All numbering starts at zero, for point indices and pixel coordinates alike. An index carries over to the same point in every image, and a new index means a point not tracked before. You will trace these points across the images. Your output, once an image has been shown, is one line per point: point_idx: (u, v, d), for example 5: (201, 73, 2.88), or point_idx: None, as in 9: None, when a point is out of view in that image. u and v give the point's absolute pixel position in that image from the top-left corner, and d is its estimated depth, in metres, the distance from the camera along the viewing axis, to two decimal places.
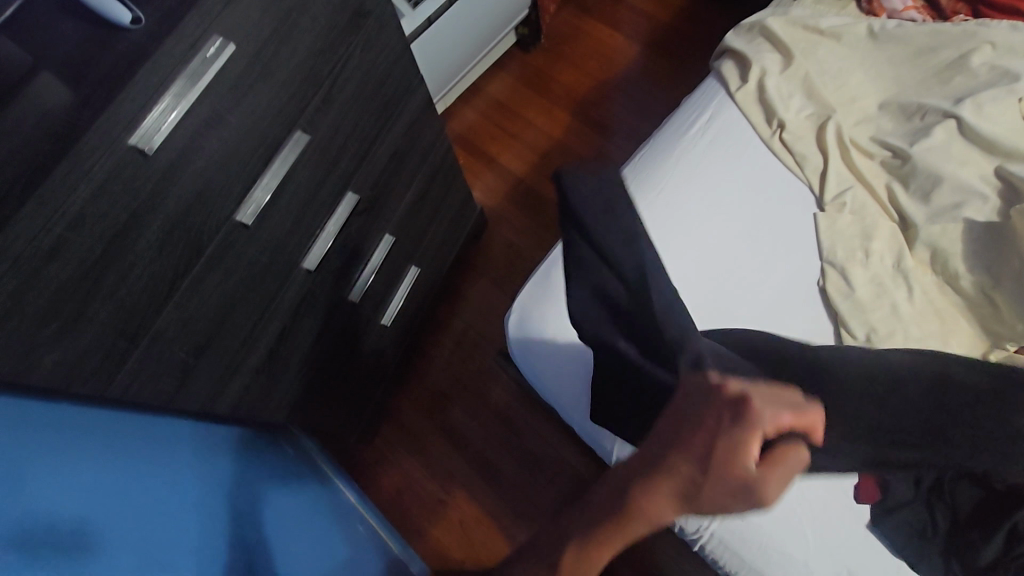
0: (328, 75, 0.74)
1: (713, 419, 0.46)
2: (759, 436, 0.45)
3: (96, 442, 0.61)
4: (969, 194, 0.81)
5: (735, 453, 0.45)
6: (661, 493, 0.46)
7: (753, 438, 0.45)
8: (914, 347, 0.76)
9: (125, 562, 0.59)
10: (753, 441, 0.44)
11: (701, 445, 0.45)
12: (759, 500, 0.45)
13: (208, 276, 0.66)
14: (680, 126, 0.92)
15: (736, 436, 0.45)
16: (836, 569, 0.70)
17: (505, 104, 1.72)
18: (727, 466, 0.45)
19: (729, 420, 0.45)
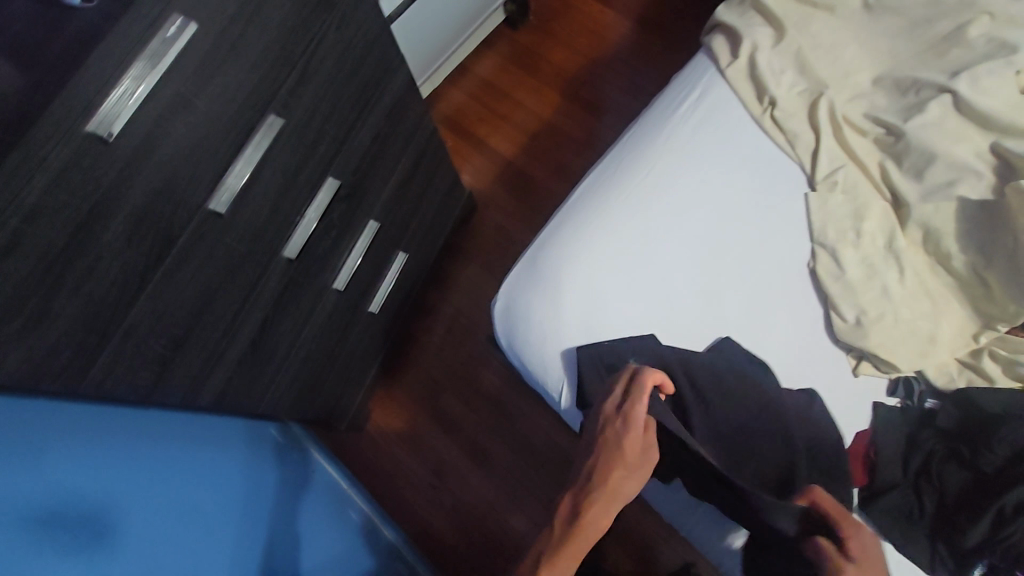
0: (302, 55, 0.71)
1: (612, 433, 0.67)
2: (635, 419, 0.67)
3: (100, 437, 0.65)
4: (964, 170, 0.79)
5: (630, 449, 0.66)
6: (599, 502, 0.65)
7: (631, 425, 0.67)
8: (904, 329, 0.76)
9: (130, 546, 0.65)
10: (632, 425, 0.66)
11: (604, 447, 0.67)
12: (650, 460, 0.67)
13: (182, 267, 0.64)
14: (669, 105, 0.90)
15: (620, 429, 0.67)
16: None
17: (493, 84, 1.68)
18: (623, 453, 0.66)
19: (619, 426, 0.67)
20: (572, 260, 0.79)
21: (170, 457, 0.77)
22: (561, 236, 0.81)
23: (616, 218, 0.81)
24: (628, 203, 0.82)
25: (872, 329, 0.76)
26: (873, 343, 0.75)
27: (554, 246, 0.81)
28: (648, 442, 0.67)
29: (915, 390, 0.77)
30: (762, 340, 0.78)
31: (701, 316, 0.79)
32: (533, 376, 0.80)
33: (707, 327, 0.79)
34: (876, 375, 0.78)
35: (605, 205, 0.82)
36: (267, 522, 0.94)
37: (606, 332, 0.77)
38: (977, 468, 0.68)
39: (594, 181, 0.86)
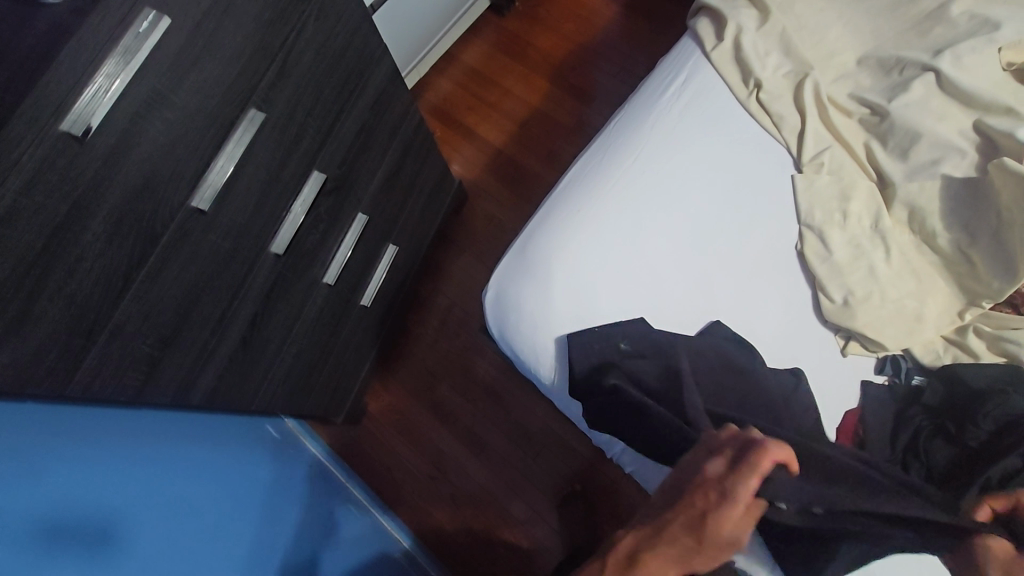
0: (281, 47, 0.70)
1: (704, 499, 0.61)
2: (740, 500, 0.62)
3: (95, 446, 0.65)
4: (947, 149, 0.79)
5: (722, 519, 0.61)
6: (665, 556, 0.59)
7: (735, 505, 0.61)
8: (890, 308, 0.76)
9: (138, 553, 0.65)
10: (733, 504, 0.61)
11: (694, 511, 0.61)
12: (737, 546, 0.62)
13: (166, 266, 0.64)
14: (656, 90, 0.89)
15: (725, 504, 0.61)
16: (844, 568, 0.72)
17: (479, 72, 1.66)
18: (719, 528, 0.60)
19: (716, 498, 0.61)
20: (562, 248, 0.79)
21: (167, 455, 0.77)
22: (549, 224, 0.81)
23: (605, 206, 0.81)
24: (616, 190, 0.82)
25: (859, 309, 0.76)
26: (861, 323, 0.76)
27: (543, 235, 0.80)
28: (740, 519, 0.62)
29: (903, 368, 0.78)
30: (752, 323, 0.79)
31: (692, 301, 0.79)
32: (525, 365, 0.80)
33: (698, 311, 0.79)
34: (863, 354, 0.79)
35: (593, 193, 0.82)
36: (275, 519, 0.94)
37: (596, 319, 0.77)
38: (970, 437, 0.70)
39: (581, 168, 0.85)
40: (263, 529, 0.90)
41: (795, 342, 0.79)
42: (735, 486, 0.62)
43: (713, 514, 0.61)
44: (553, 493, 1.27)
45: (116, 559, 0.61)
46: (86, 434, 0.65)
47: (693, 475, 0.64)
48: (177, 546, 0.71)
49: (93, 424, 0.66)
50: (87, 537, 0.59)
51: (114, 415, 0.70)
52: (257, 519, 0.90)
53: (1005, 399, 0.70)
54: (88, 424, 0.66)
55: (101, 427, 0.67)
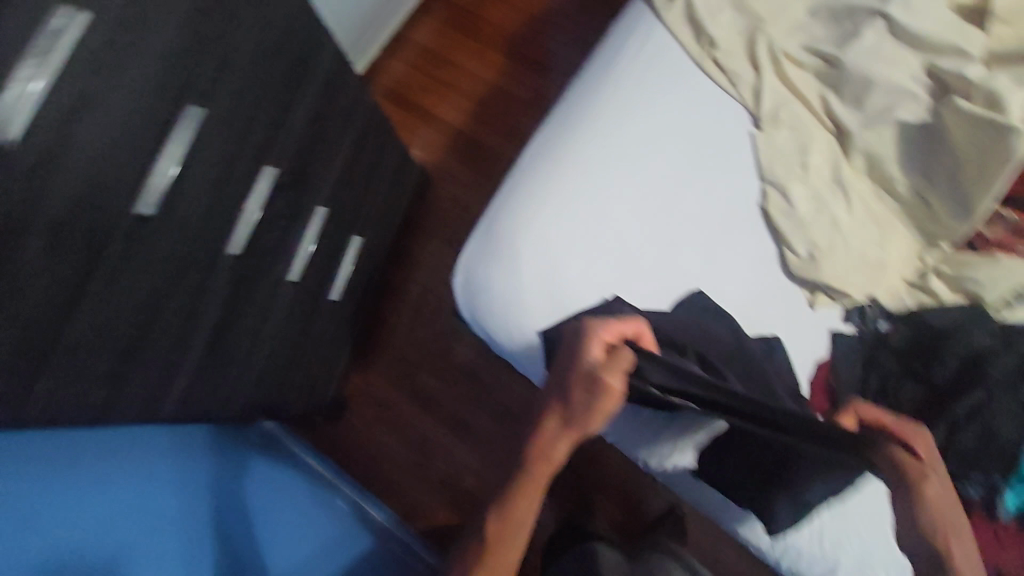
0: (216, 37, 0.66)
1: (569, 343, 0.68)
2: (597, 340, 0.65)
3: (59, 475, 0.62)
4: (901, 94, 0.80)
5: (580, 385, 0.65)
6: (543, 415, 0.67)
7: (592, 344, 0.65)
8: (854, 257, 0.77)
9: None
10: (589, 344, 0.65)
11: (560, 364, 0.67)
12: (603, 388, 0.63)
13: (116, 278, 0.61)
14: (612, 55, 0.87)
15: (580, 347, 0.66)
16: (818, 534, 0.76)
17: (433, 51, 1.62)
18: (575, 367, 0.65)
19: (574, 340, 0.67)
20: (527, 226, 0.78)
21: (136, 470, 0.75)
22: (513, 201, 0.80)
23: (567, 179, 0.80)
24: (577, 163, 0.80)
25: (824, 261, 0.77)
26: (827, 275, 0.77)
27: (508, 212, 0.79)
28: (601, 358, 0.65)
29: (869, 314, 0.79)
30: (721, 285, 0.79)
31: (659, 268, 0.79)
32: (500, 345, 0.80)
33: (666, 277, 0.79)
34: (831, 305, 0.79)
35: (554, 168, 0.80)
36: (259, 523, 0.92)
37: (568, 293, 0.76)
38: (937, 376, 0.72)
39: (541, 142, 0.84)
40: (246, 536, 0.88)
41: (767, 301, 0.79)
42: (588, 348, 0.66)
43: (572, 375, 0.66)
44: None
45: None
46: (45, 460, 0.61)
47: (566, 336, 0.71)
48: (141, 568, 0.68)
49: (55, 450, 0.63)
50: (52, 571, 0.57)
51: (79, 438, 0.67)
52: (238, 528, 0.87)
53: (965, 335, 0.73)
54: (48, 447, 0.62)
55: (61, 451, 0.64)
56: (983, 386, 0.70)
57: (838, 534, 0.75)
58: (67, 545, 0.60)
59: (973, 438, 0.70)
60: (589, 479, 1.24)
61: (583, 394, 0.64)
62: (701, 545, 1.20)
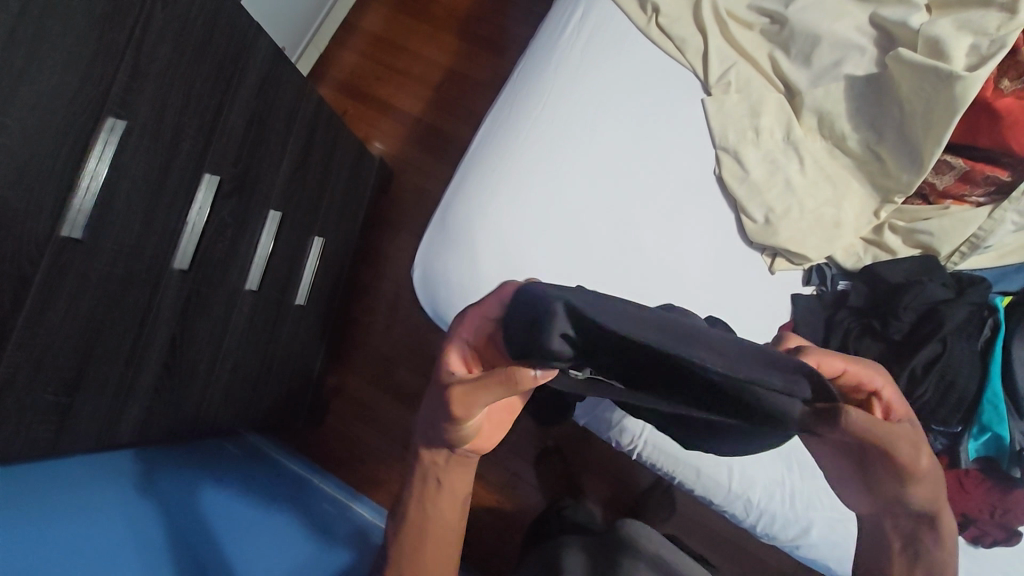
0: (127, 43, 0.62)
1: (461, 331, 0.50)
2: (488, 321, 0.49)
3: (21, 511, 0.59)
4: (847, 48, 0.78)
5: (476, 390, 0.46)
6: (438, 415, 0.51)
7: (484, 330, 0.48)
8: (810, 218, 0.77)
9: None
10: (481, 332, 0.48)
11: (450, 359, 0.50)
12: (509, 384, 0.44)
13: (50, 306, 0.58)
14: (554, 30, 0.85)
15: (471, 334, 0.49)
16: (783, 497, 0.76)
17: (383, 38, 1.57)
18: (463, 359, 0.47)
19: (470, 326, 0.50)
20: (479, 215, 0.76)
21: (88, 505, 0.69)
22: (464, 191, 0.78)
23: (516, 164, 0.77)
24: (526, 146, 0.78)
25: (781, 225, 0.76)
26: (784, 239, 0.76)
27: (460, 202, 0.77)
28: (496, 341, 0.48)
29: (829, 275, 0.80)
30: (682, 258, 0.78)
31: (617, 247, 0.77)
32: None
33: (624, 255, 0.77)
34: (790, 268, 0.80)
35: (502, 153, 0.78)
36: (245, 529, 0.91)
37: (526, 279, 0.75)
38: (895, 330, 0.73)
39: (489, 127, 0.81)
40: (235, 542, 0.86)
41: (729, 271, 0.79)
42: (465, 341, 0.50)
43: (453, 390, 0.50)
44: None
45: None
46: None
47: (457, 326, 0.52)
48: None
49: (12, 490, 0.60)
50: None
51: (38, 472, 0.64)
52: (227, 535, 0.86)
53: (920, 288, 0.72)
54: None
55: (6, 498, 0.58)
56: (938, 336, 0.70)
57: (809, 494, 0.76)
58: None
59: (934, 389, 0.71)
60: (575, 458, 1.24)
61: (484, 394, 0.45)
62: (689, 513, 1.21)
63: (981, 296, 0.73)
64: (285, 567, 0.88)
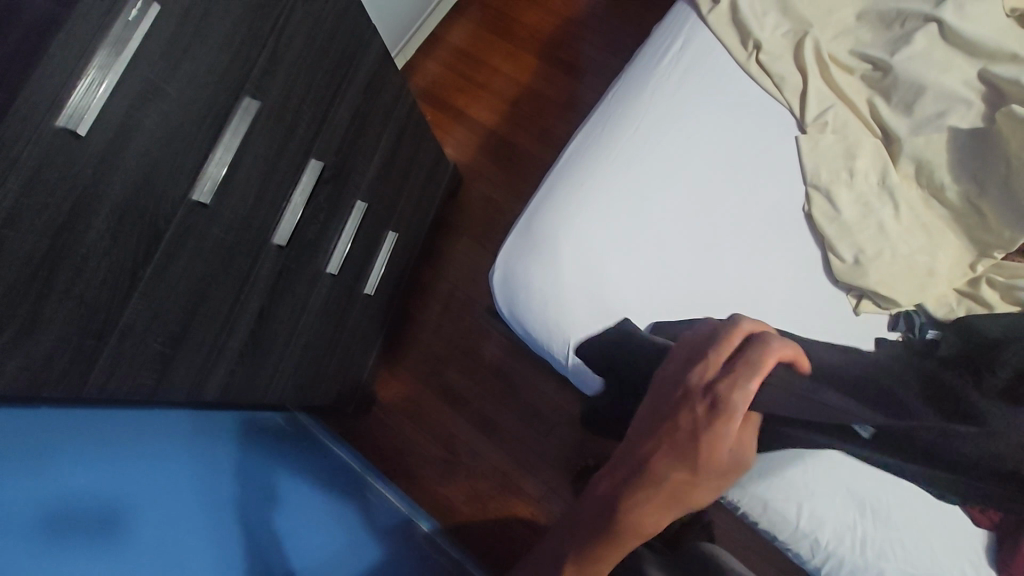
0: (271, 31, 0.68)
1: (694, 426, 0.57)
2: (730, 421, 0.57)
3: (107, 448, 0.63)
4: (952, 101, 0.78)
5: (713, 483, 0.58)
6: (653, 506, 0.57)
7: (725, 425, 0.56)
8: (902, 264, 0.76)
9: (161, 532, 0.65)
10: (728, 430, 0.57)
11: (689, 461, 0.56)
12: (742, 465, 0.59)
13: (173, 261, 0.63)
14: (652, 56, 0.88)
15: (717, 435, 0.56)
16: (853, 545, 0.74)
17: (467, 52, 1.63)
18: (713, 462, 0.56)
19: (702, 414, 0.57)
20: (568, 227, 0.78)
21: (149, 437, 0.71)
22: (554, 201, 0.80)
23: (606, 182, 0.80)
24: (618, 165, 0.81)
25: (870, 266, 0.76)
26: (873, 281, 0.75)
27: (548, 211, 0.80)
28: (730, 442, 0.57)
29: (917, 323, 0.77)
30: (764, 291, 0.78)
31: (699, 272, 0.78)
32: (537, 343, 0.80)
33: (705, 282, 0.78)
34: (877, 312, 0.78)
35: (593, 170, 0.81)
36: (298, 504, 0.95)
37: (606, 293, 0.76)
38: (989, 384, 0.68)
39: (583, 143, 0.84)
40: (285, 515, 0.89)
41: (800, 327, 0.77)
42: (742, 383, 0.58)
43: (711, 436, 0.56)
44: (567, 469, 1.30)
45: (145, 540, 0.62)
46: (71, 434, 0.58)
47: (701, 432, 0.57)
48: (132, 520, 0.62)
49: (103, 429, 0.64)
50: (106, 523, 0.59)
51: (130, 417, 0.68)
52: (279, 507, 0.90)
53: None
54: (70, 422, 0.59)
55: (96, 431, 0.62)
56: None
57: (881, 546, 0.74)
58: (133, 510, 0.62)
59: None
60: None
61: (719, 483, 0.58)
62: None
63: None
64: (326, 551, 0.91)
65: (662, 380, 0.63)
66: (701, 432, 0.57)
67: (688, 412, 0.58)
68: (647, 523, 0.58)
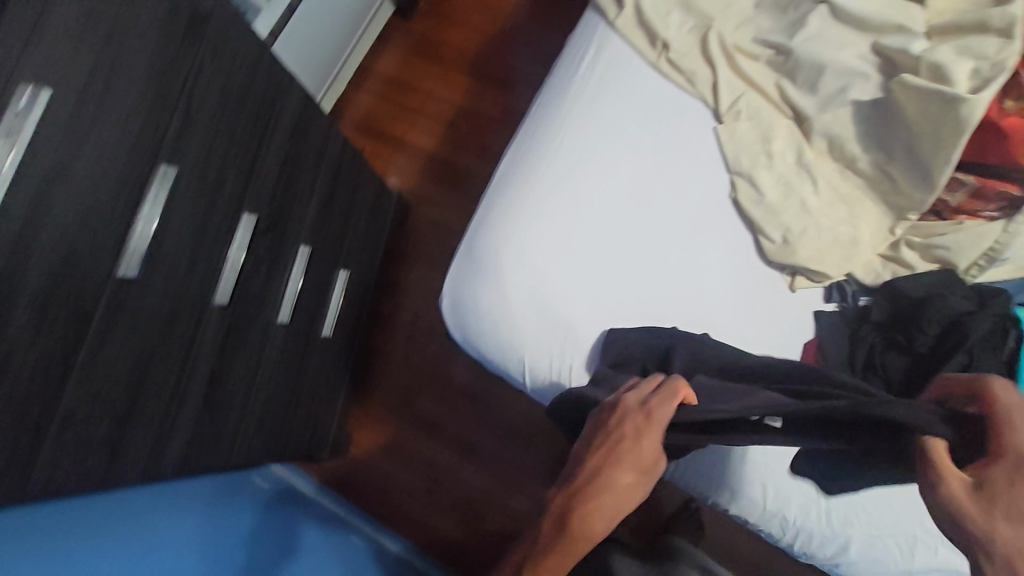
0: (180, 94, 0.66)
1: (630, 426, 0.63)
2: (654, 428, 0.63)
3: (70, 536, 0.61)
4: (852, 75, 0.82)
5: (632, 489, 0.61)
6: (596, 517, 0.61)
7: (652, 430, 0.63)
8: (827, 237, 0.79)
9: None
10: (651, 437, 0.62)
11: (618, 462, 0.62)
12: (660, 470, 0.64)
13: (107, 342, 0.61)
14: (568, 68, 0.90)
15: (640, 441, 0.62)
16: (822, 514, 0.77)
17: (398, 81, 1.64)
18: (637, 464, 0.62)
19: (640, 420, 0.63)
20: (508, 246, 0.79)
21: (127, 534, 0.68)
22: (492, 222, 0.81)
23: (540, 197, 0.81)
24: (549, 180, 0.82)
25: (799, 244, 0.79)
26: (802, 257, 0.78)
27: (486, 233, 0.81)
28: (654, 447, 0.63)
29: (849, 292, 0.81)
30: (703, 281, 0.80)
31: (641, 271, 0.80)
32: (494, 364, 0.81)
33: (648, 280, 0.80)
34: (811, 286, 0.81)
35: (525, 187, 0.82)
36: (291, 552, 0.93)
37: (554, 306, 0.78)
38: (919, 342, 0.73)
39: (513, 162, 0.85)
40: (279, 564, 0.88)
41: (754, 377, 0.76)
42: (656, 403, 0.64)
43: (638, 444, 0.62)
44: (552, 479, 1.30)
45: None
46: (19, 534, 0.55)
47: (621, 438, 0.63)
48: None
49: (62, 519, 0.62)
50: None
51: (87, 502, 0.66)
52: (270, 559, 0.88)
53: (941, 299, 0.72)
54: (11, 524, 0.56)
55: (53, 523, 0.60)
56: (963, 348, 0.70)
57: (847, 509, 0.77)
58: None
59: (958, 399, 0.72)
60: None
61: (643, 489, 0.62)
62: (718, 541, 1.21)
63: (1002, 307, 0.73)
64: None
65: (597, 407, 0.68)
66: (627, 442, 0.63)
67: (621, 428, 0.64)
68: (591, 528, 0.60)
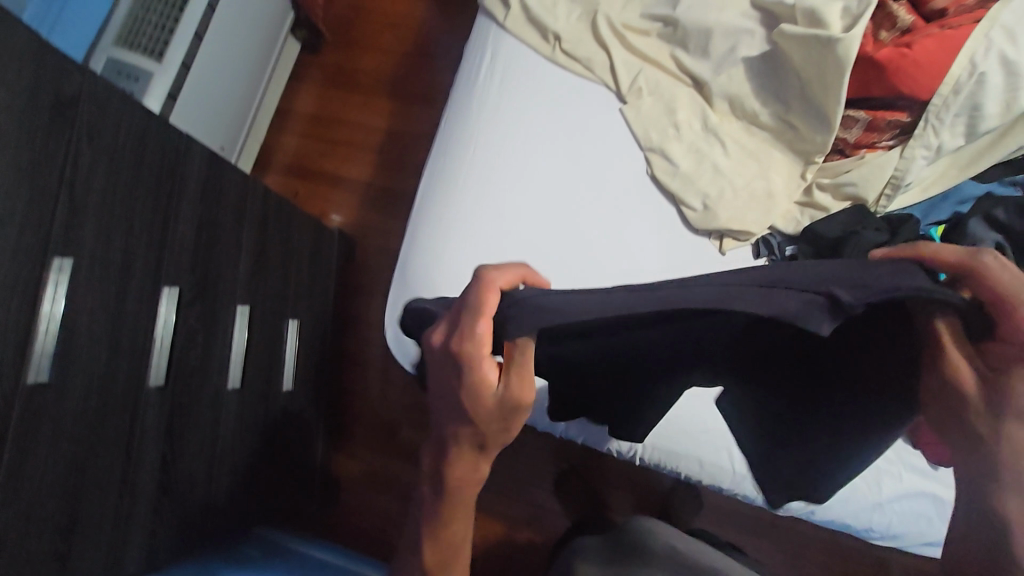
0: (60, 184, 0.63)
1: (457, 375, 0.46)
2: (482, 361, 0.45)
3: None
4: (738, 34, 0.83)
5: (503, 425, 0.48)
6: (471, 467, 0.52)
7: (481, 370, 0.45)
8: (744, 195, 0.80)
9: None
10: (483, 372, 0.45)
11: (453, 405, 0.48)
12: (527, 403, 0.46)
13: (31, 455, 0.59)
14: (468, 77, 0.90)
15: (468, 382, 0.46)
16: None
17: (318, 117, 1.62)
18: (483, 407, 0.46)
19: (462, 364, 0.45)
20: (439, 266, 0.78)
21: None
22: (420, 244, 0.81)
23: (462, 210, 0.81)
24: (466, 191, 0.82)
25: (719, 207, 0.80)
26: (725, 219, 0.79)
27: (417, 257, 0.80)
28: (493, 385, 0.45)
29: (775, 244, 0.82)
30: (639, 261, 0.80)
31: (576, 262, 0.79)
32: None
33: (584, 270, 0.79)
34: (739, 246, 0.82)
35: (446, 204, 0.82)
36: None
37: None
38: None
39: (432, 180, 0.85)
40: None
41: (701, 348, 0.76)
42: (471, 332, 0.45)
43: (469, 389, 0.46)
44: None
45: None
46: None
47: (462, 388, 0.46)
48: None
49: None
50: None
51: None
52: None
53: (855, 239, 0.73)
54: None
55: None
56: None
57: None
58: None
59: None
60: (594, 478, 1.24)
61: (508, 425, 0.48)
62: (718, 506, 1.22)
63: (913, 232, 0.76)
64: None
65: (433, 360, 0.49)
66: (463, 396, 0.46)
67: (446, 374, 0.48)
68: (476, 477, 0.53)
